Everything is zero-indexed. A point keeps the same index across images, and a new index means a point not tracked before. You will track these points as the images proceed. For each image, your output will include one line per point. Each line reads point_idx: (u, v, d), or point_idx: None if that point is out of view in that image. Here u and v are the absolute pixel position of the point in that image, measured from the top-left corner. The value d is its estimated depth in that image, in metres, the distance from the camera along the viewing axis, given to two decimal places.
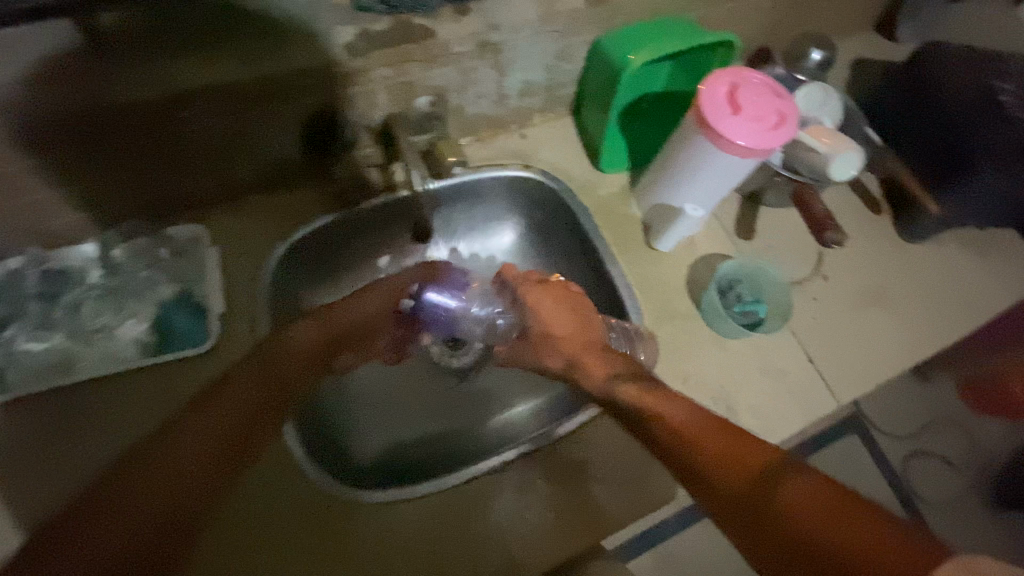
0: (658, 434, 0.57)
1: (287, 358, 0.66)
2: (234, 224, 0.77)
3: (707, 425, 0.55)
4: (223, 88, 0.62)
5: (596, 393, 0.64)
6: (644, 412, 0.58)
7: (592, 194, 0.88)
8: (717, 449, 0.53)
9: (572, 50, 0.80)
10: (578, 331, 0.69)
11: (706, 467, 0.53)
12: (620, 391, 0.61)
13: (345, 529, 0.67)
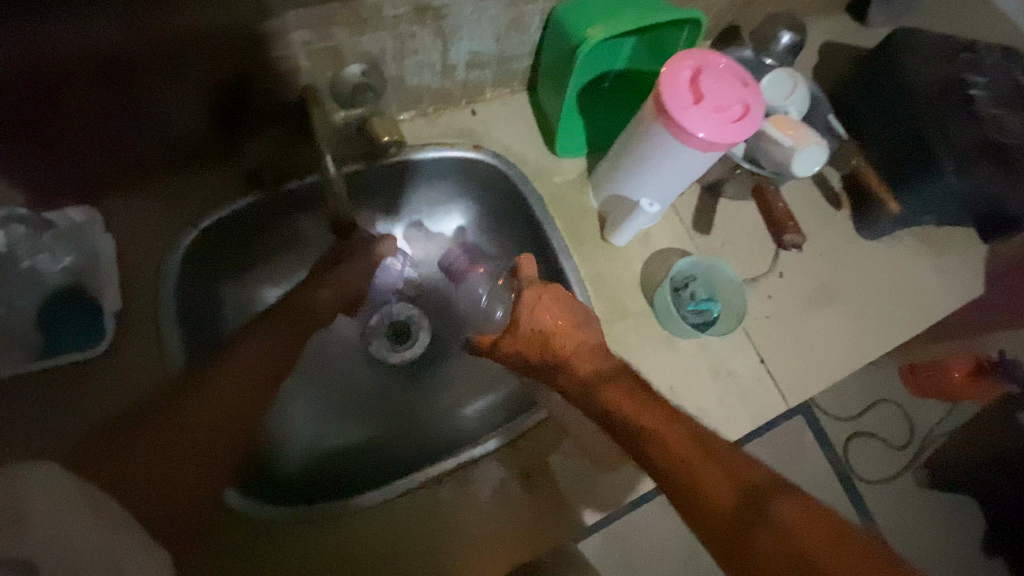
0: (649, 456, 0.53)
1: (252, 358, 0.65)
2: (138, 208, 0.68)
3: (700, 448, 0.52)
4: (105, 56, 0.52)
5: (573, 392, 0.61)
6: (637, 428, 0.55)
7: (546, 180, 0.82)
8: (714, 484, 0.49)
9: (526, 19, 0.72)
10: (569, 334, 0.64)
11: (701, 499, 0.49)
12: (601, 391, 0.59)
13: (302, 549, 0.62)
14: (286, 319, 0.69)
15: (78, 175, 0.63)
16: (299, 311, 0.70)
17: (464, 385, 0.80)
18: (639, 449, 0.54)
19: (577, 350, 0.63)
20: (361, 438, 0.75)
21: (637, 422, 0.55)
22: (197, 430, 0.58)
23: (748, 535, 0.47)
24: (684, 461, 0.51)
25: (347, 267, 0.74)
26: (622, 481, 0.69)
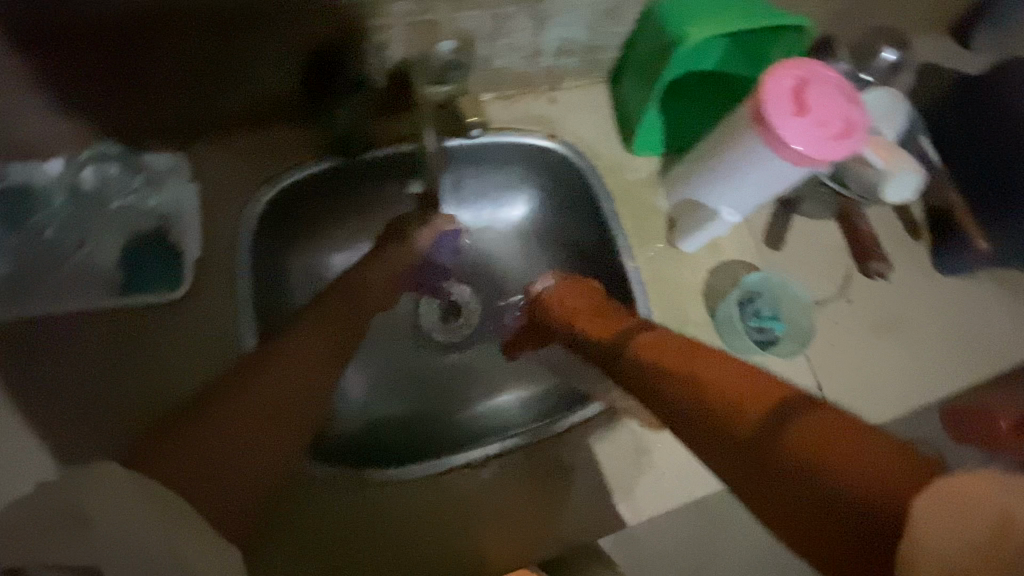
0: (679, 396, 0.51)
1: (295, 349, 0.60)
2: (223, 163, 0.69)
3: (719, 378, 0.49)
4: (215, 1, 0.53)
5: (603, 347, 0.62)
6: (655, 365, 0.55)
7: (618, 177, 0.80)
8: (725, 397, 0.47)
9: (623, 10, 0.70)
10: (590, 307, 0.66)
11: (711, 413, 0.47)
12: (628, 343, 0.59)
13: (360, 534, 0.63)
14: (333, 303, 0.67)
15: (171, 120, 0.64)
16: (342, 302, 0.67)
17: (510, 372, 0.79)
18: (663, 396, 0.52)
19: (600, 321, 0.64)
20: (402, 413, 0.76)
21: (659, 369, 0.54)
22: (247, 421, 0.51)
23: (768, 469, 0.42)
24: (705, 404, 0.48)
25: (398, 252, 0.72)
26: (663, 490, 0.67)
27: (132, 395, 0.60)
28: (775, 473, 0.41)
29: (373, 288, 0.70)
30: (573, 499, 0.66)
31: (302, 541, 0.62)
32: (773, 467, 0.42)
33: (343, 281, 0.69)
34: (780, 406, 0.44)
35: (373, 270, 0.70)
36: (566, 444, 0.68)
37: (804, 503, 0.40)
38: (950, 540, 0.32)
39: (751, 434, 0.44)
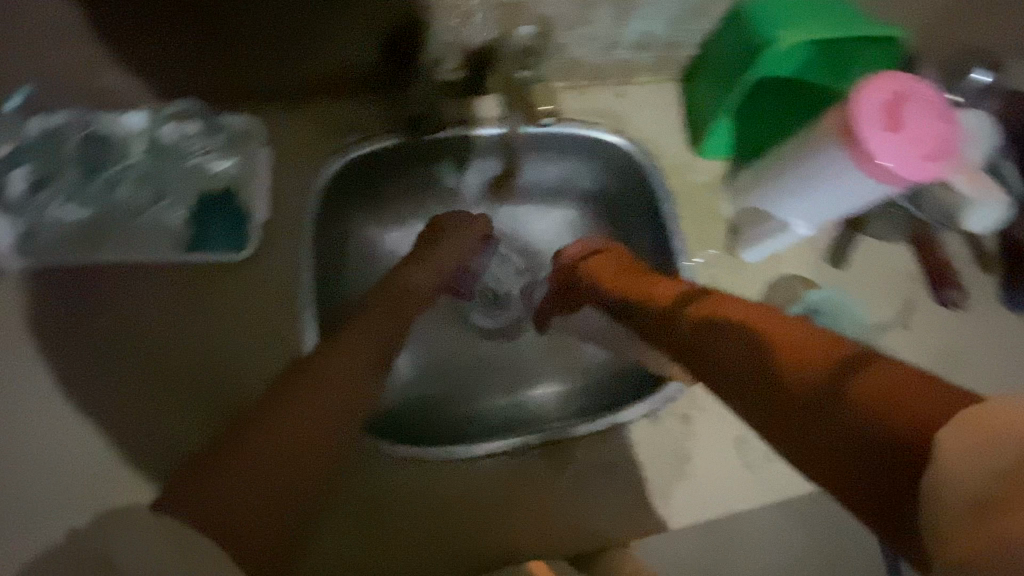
0: (739, 353, 0.42)
1: (335, 364, 0.50)
2: (294, 129, 0.69)
3: (790, 335, 0.40)
4: None
5: (654, 318, 0.55)
6: (711, 326, 0.47)
7: (682, 179, 0.78)
8: (794, 349, 0.39)
9: (709, 8, 0.68)
10: (635, 279, 0.61)
11: (771, 369, 0.39)
12: (682, 309, 0.52)
13: (393, 535, 0.63)
14: (368, 317, 0.58)
15: (249, 81, 0.65)
16: (378, 316, 0.59)
17: (551, 365, 0.79)
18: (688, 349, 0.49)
19: (639, 283, 0.60)
20: (442, 392, 0.76)
21: (686, 323, 0.50)
22: (307, 429, 0.43)
23: (779, 403, 0.37)
24: (725, 347, 0.44)
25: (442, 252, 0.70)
26: (699, 498, 0.67)
27: (192, 351, 0.62)
28: (786, 407, 0.37)
29: (415, 295, 0.65)
30: (608, 497, 0.66)
31: (344, 511, 0.63)
32: (782, 400, 0.37)
33: (384, 291, 0.63)
34: (802, 340, 0.39)
35: (417, 270, 0.67)
36: (606, 443, 0.67)
37: (813, 436, 0.35)
38: (967, 458, 0.27)
39: (765, 367, 0.39)
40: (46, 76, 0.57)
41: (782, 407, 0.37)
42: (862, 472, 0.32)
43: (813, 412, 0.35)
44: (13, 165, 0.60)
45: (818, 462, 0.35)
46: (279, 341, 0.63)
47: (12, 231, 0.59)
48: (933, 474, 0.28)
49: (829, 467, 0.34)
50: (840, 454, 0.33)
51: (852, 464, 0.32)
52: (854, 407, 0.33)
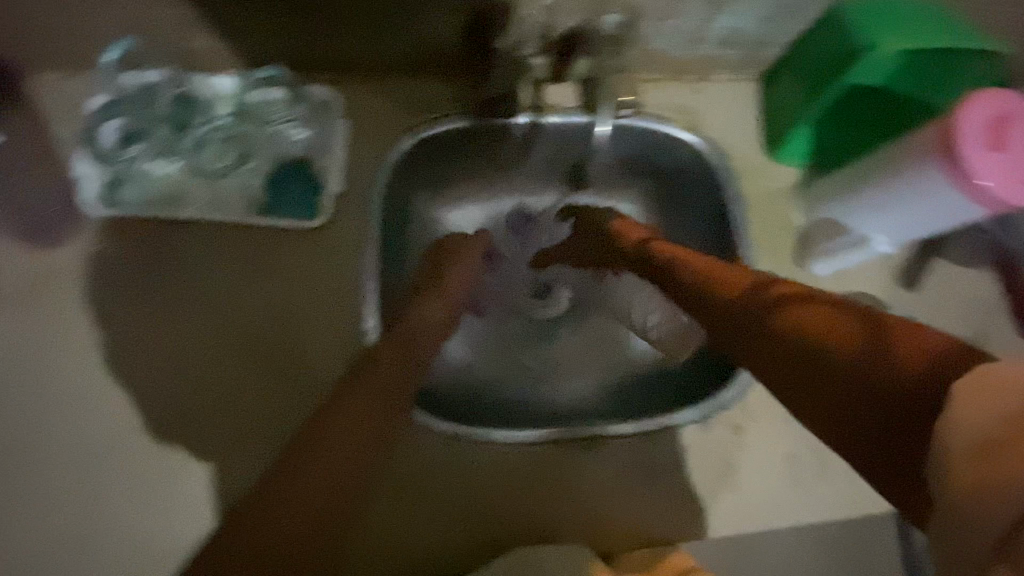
0: (817, 341, 0.34)
1: (355, 398, 0.47)
2: (370, 102, 0.70)
3: (869, 316, 0.33)
4: None
5: (729, 304, 0.44)
6: (783, 306, 0.38)
7: (754, 183, 0.75)
8: (882, 339, 0.32)
9: (803, 7, 0.65)
10: (716, 266, 0.50)
11: (846, 357, 0.32)
12: (763, 291, 0.42)
13: (420, 523, 0.62)
14: (385, 362, 0.52)
15: (333, 52, 0.66)
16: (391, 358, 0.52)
17: (601, 359, 0.77)
18: (721, 315, 0.44)
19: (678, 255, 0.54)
20: (485, 378, 0.75)
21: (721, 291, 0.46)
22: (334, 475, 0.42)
23: (808, 370, 0.34)
24: (755, 313, 0.40)
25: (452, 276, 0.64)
26: (742, 509, 0.65)
27: (259, 312, 0.64)
28: (814, 373, 0.34)
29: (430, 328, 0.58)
30: (649, 498, 0.65)
31: (390, 484, 0.63)
32: (811, 366, 0.34)
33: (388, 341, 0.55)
34: (841, 311, 0.35)
35: (429, 301, 0.61)
36: (652, 445, 0.66)
37: (839, 402, 0.33)
38: (982, 407, 0.26)
39: (797, 334, 0.35)
40: (149, 36, 0.60)
41: (838, 396, 0.33)
42: (888, 434, 0.31)
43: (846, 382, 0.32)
44: (111, 117, 0.63)
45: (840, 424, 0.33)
46: (341, 312, 0.64)
47: (104, 180, 0.62)
48: (945, 419, 0.27)
49: (851, 428, 0.33)
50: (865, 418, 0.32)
51: (871, 425, 0.32)
52: (892, 380, 0.31)
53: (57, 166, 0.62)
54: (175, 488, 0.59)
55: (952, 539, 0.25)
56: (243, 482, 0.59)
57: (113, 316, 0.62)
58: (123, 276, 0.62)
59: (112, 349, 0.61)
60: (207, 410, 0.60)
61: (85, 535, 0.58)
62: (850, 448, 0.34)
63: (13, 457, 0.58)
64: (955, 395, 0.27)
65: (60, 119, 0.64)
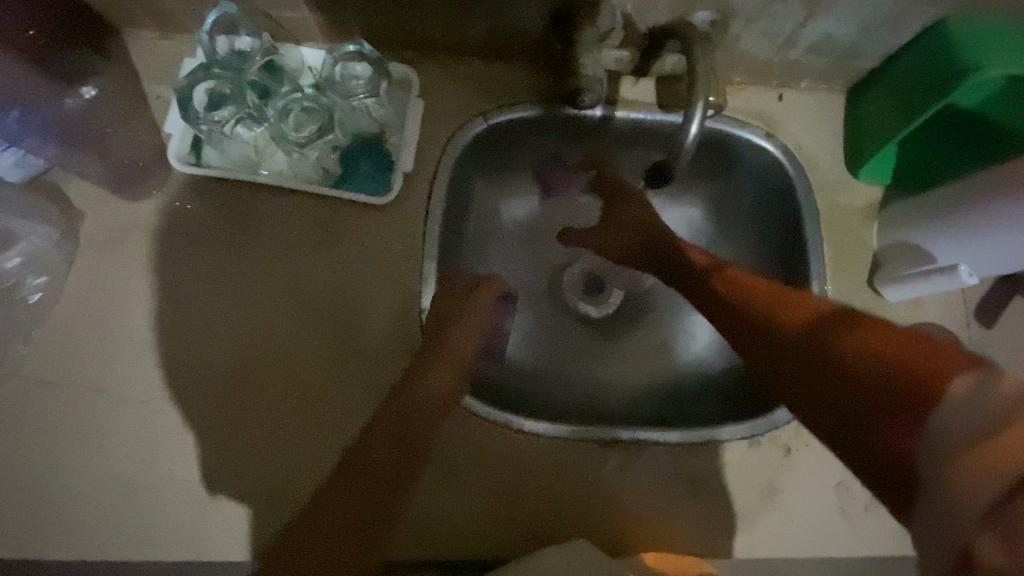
0: (838, 356, 0.39)
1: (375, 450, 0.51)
2: (445, 83, 0.70)
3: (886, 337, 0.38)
4: None
5: (779, 327, 0.45)
6: (814, 329, 0.42)
7: (830, 198, 0.72)
8: (904, 355, 0.36)
9: (909, 18, 0.62)
10: (766, 286, 0.50)
11: (863, 367, 0.37)
12: (809, 321, 0.43)
13: (458, 507, 0.62)
14: (389, 425, 0.54)
15: (416, 31, 0.66)
16: (406, 404, 0.56)
17: (649, 361, 0.77)
18: (762, 339, 0.46)
19: (728, 276, 0.54)
20: (534, 367, 0.75)
21: (765, 314, 0.47)
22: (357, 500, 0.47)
23: (823, 376, 0.39)
24: (806, 335, 0.42)
25: (456, 337, 0.61)
26: (782, 534, 0.64)
27: (325, 281, 0.65)
28: (848, 383, 0.37)
29: (432, 403, 0.56)
30: (691, 507, 0.64)
31: (437, 467, 0.63)
32: (845, 378, 0.38)
33: (395, 398, 0.56)
34: (889, 335, 0.38)
35: (436, 370, 0.58)
36: (697, 455, 0.65)
37: (859, 410, 0.37)
38: (985, 401, 0.31)
39: (839, 352, 0.39)
40: (243, 2, 0.62)
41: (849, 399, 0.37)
42: (883, 434, 0.35)
43: (872, 390, 0.36)
44: (198, 81, 0.63)
45: (854, 432, 0.37)
46: (404, 288, 0.65)
47: (189, 142, 0.65)
48: (951, 420, 0.32)
49: (865, 436, 0.36)
50: (878, 428, 0.35)
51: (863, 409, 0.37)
52: (912, 392, 0.34)
53: (147, 122, 0.65)
54: (227, 448, 0.60)
55: (940, 523, 0.30)
56: (297, 446, 0.60)
57: (185, 269, 0.64)
58: (197, 233, 0.64)
59: (178, 304, 0.63)
60: (267, 371, 0.62)
61: (135, 483, 0.59)
62: (855, 456, 0.37)
63: (77, 399, 0.60)
64: (955, 397, 0.32)
65: (154, 77, 0.66)
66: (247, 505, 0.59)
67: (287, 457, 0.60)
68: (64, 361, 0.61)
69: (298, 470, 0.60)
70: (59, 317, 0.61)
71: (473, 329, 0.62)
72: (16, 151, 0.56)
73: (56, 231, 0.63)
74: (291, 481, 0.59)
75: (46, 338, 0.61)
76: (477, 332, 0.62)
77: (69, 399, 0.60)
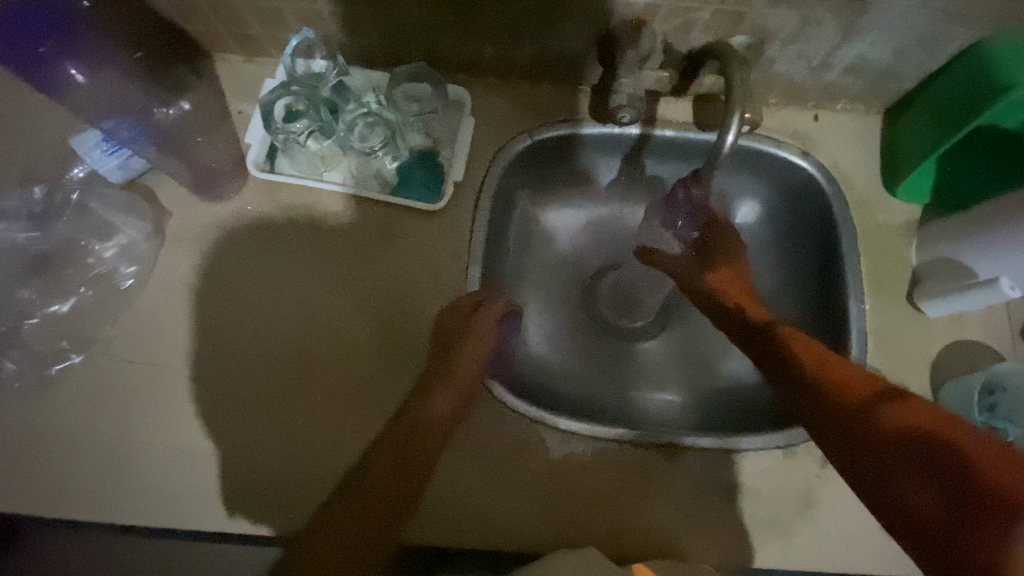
0: (912, 446, 0.41)
1: (379, 464, 0.53)
2: (494, 102, 0.76)
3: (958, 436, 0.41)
4: None
5: (847, 403, 0.47)
6: (884, 413, 0.44)
7: (867, 214, 0.73)
8: (978, 457, 0.39)
9: (945, 41, 0.64)
10: (834, 362, 0.52)
11: (932, 459, 0.40)
12: (883, 404, 0.45)
13: (488, 501, 0.65)
14: (397, 440, 0.56)
15: (470, 55, 0.73)
16: (413, 424, 0.58)
17: (675, 373, 0.79)
18: (823, 411, 0.49)
19: (793, 339, 0.56)
20: (568, 371, 0.78)
21: (834, 389, 0.49)
22: (375, 503, 0.50)
23: (890, 455, 0.42)
24: (865, 415, 0.45)
25: (461, 361, 0.62)
26: (818, 548, 0.63)
27: (378, 280, 0.70)
28: (904, 469, 0.41)
29: (433, 424, 0.58)
30: (725, 511, 0.64)
31: (468, 456, 0.66)
32: (916, 473, 0.40)
33: (402, 418, 0.58)
34: (958, 432, 0.41)
35: (441, 391, 0.61)
36: (730, 461, 0.66)
37: (925, 501, 0.39)
38: None
39: (901, 432, 0.42)
40: (319, 29, 0.70)
41: (919, 484, 0.40)
42: (956, 528, 0.38)
43: (929, 472, 0.40)
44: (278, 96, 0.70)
45: (907, 515, 0.40)
46: (449, 288, 0.70)
47: (265, 151, 0.72)
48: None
49: (917, 520, 0.40)
50: (926, 507, 0.39)
51: (928, 495, 0.39)
52: (982, 494, 0.37)
53: (229, 132, 0.72)
54: (280, 432, 0.64)
55: None
56: (344, 430, 0.65)
57: (250, 265, 0.70)
58: (262, 234, 0.71)
59: (246, 297, 0.69)
60: (321, 360, 0.67)
61: (200, 460, 0.64)
62: (905, 532, 0.41)
63: (155, 378, 0.66)
64: None
65: (237, 94, 0.74)
66: (295, 482, 0.63)
67: (335, 441, 0.64)
68: (146, 341, 0.67)
69: (347, 453, 0.64)
70: (143, 304, 0.68)
71: (482, 345, 0.64)
72: (121, 154, 0.67)
73: (147, 227, 0.70)
74: (336, 461, 0.64)
75: (132, 322, 0.68)
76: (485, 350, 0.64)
77: (148, 376, 0.66)
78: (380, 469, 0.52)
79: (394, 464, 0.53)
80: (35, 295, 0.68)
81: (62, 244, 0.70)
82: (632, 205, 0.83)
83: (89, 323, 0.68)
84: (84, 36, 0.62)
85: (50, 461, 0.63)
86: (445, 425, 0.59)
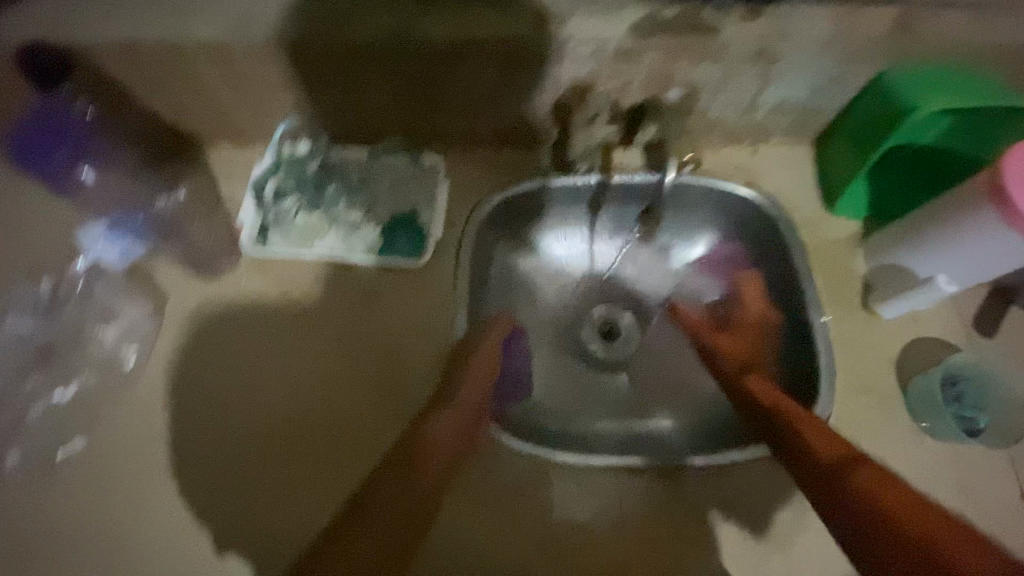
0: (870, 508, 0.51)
1: (384, 489, 0.61)
2: (465, 167, 0.83)
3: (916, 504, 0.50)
4: (497, 48, 0.66)
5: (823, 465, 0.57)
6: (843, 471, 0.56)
7: (813, 233, 0.80)
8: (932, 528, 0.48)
9: (851, 78, 0.73)
10: (810, 419, 0.62)
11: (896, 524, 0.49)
12: (851, 473, 0.55)
13: (489, 541, 0.65)
14: (398, 464, 0.63)
15: (438, 129, 0.81)
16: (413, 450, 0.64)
17: (662, 397, 0.82)
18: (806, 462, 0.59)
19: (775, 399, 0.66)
20: (560, 408, 0.81)
21: (825, 460, 0.58)
22: (386, 526, 0.58)
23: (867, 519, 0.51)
24: (836, 477, 0.56)
25: (463, 386, 0.68)
26: (817, 554, 0.65)
27: (372, 334, 0.74)
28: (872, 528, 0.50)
29: (434, 445, 0.64)
30: (722, 526, 0.66)
31: (468, 501, 0.67)
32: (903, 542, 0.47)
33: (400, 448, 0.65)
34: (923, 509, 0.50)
35: (444, 415, 0.66)
36: (722, 478, 0.68)
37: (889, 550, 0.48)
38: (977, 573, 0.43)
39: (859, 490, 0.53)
40: (301, 117, 0.77)
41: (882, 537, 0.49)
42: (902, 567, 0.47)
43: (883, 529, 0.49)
44: (269, 177, 0.79)
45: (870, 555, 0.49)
46: (439, 335, 0.74)
47: (257, 229, 0.78)
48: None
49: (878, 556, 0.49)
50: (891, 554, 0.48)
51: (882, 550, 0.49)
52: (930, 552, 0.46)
53: (222, 215, 0.78)
54: (285, 490, 0.66)
55: None
56: (346, 484, 0.66)
57: (245, 334, 0.74)
58: (256, 305, 0.75)
59: (243, 364, 0.72)
60: (320, 420, 0.69)
61: (209, 527, 0.65)
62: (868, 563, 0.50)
63: (156, 454, 0.68)
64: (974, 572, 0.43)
65: (228, 180, 0.81)
66: (301, 540, 0.64)
67: (336, 497, 0.66)
68: (148, 419, 0.69)
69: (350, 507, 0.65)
70: (144, 382, 0.71)
71: (486, 359, 0.71)
72: (113, 243, 0.73)
73: (147, 308, 0.74)
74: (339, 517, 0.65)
75: (134, 401, 0.70)
76: (488, 370, 0.70)
77: (149, 453, 0.68)
78: (384, 493, 0.61)
79: (397, 488, 0.61)
80: (38, 385, 0.70)
81: (66, 331, 0.73)
82: (631, 246, 0.88)
83: (93, 407, 0.70)
84: (91, 139, 0.68)
85: (57, 546, 0.64)
86: (453, 447, 0.65)
